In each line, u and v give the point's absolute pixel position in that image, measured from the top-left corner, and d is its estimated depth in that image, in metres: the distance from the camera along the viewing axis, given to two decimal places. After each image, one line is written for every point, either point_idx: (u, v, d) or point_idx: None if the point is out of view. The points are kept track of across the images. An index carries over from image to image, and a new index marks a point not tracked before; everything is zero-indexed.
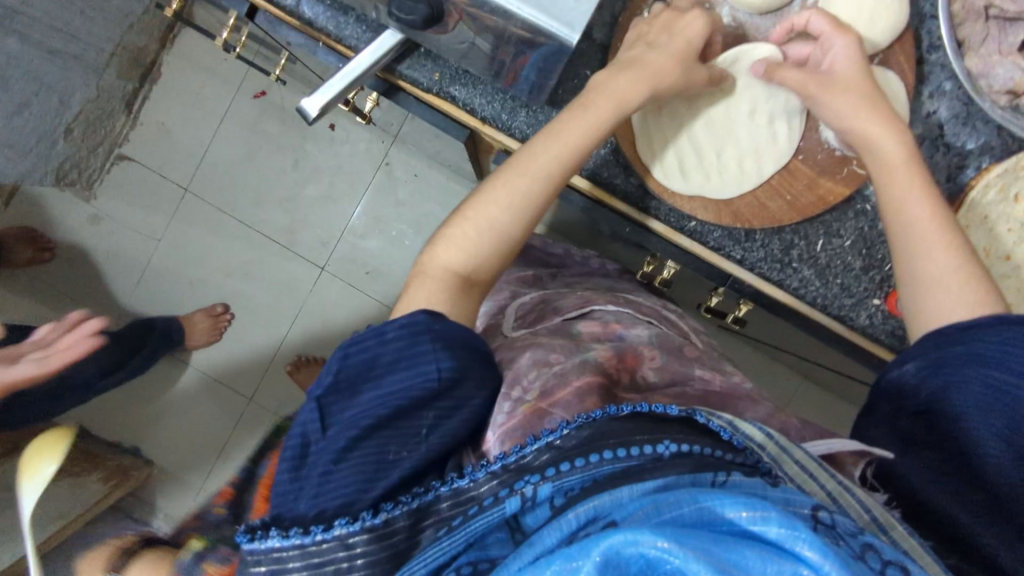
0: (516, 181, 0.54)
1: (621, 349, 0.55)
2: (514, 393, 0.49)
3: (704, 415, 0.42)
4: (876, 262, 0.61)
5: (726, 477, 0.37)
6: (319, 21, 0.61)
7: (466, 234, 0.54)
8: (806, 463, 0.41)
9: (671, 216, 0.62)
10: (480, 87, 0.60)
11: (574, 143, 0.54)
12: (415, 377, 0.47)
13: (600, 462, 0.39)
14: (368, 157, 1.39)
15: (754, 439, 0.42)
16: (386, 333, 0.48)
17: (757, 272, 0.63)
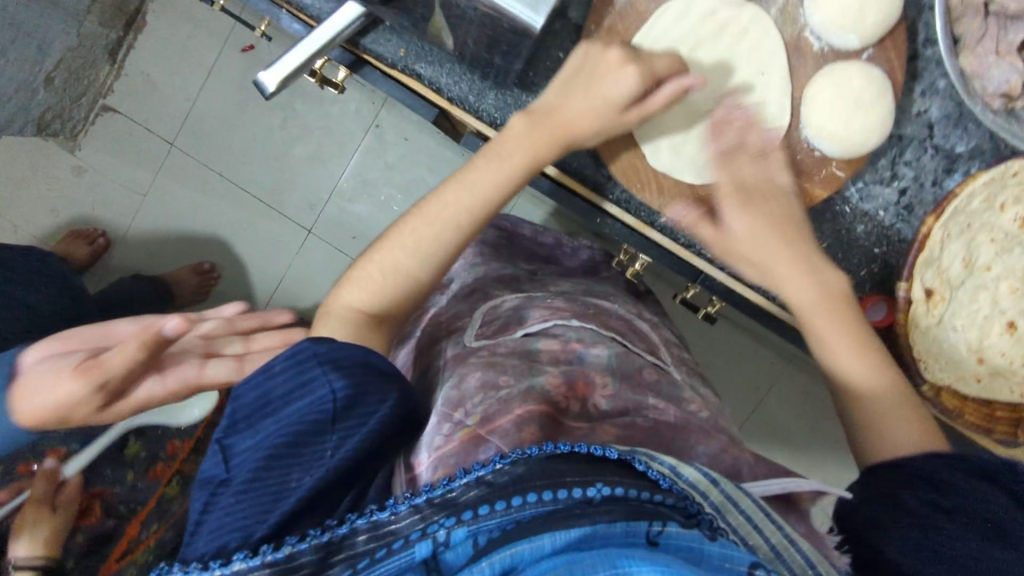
0: (422, 229, 0.54)
1: (572, 376, 0.55)
2: (455, 415, 0.50)
3: (644, 462, 0.43)
4: (851, 270, 0.59)
5: (660, 527, 0.39)
6: None
7: (370, 276, 0.54)
8: (750, 515, 0.43)
9: (642, 210, 0.61)
10: (447, 65, 0.57)
11: (481, 197, 0.54)
12: (310, 402, 0.47)
13: (524, 505, 0.39)
14: (358, 118, 1.35)
15: (697, 487, 0.44)
16: (275, 367, 0.49)
17: (727, 272, 0.61)
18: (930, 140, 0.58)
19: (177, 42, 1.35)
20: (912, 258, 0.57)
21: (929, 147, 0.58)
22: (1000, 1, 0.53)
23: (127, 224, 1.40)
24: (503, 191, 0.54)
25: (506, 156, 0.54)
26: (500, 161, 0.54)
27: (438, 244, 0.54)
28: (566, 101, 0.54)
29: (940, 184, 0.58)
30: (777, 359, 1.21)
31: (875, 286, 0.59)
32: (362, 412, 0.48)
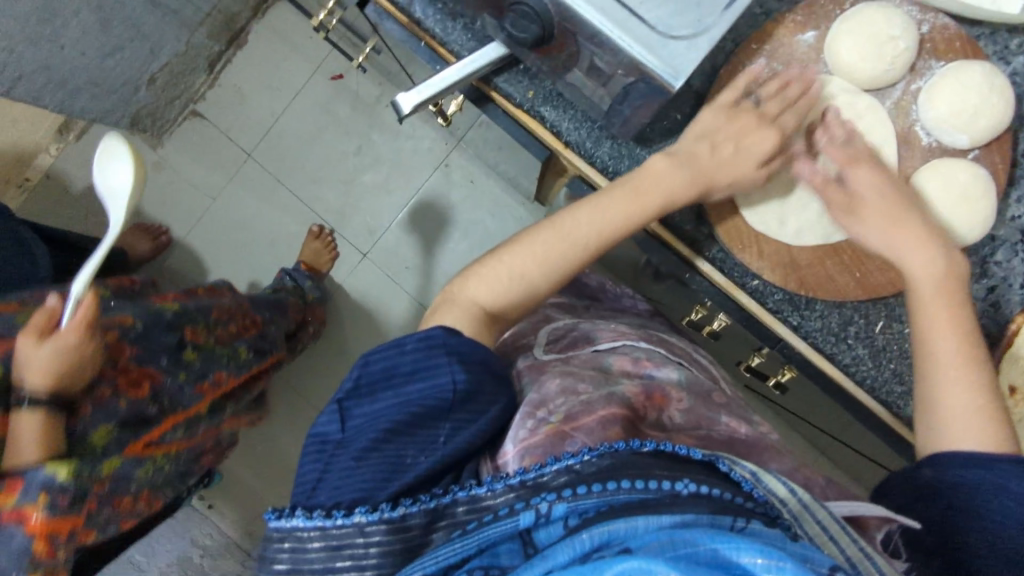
0: (551, 240, 0.58)
1: (649, 387, 0.55)
2: (539, 413, 0.50)
3: (727, 464, 0.43)
4: None
5: (745, 523, 0.37)
6: (428, 22, 0.62)
7: (495, 273, 0.58)
8: (828, 525, 0.40)
9: (734, 271, 0.62)
10: (571, 112, 0.61)
11: (608, 224, 0.57)
12: (433, 381, 0.49)
13: (619, 490, 0.39)
14: (429, 155, 1.41)
15: (776, 493, 0.42)
16: (406, 345, 0.50)
17: (809, 341, 0.62)
18: (1021, 245, 0.60)
19: (272, 62, 1.43)
20: (997, 353, 0.59)
21: (1020, 251, 0.60)
22: None
23: (193, 223, 1.44)
24: (631, 225, 0.57)
25: (640, 189, 0.57)
26: (635, 195, 0.56)
27: (563, 260, 0.58)
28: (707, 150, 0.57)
29: None
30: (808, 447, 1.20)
31: None
32: (478, 407, 0.49)
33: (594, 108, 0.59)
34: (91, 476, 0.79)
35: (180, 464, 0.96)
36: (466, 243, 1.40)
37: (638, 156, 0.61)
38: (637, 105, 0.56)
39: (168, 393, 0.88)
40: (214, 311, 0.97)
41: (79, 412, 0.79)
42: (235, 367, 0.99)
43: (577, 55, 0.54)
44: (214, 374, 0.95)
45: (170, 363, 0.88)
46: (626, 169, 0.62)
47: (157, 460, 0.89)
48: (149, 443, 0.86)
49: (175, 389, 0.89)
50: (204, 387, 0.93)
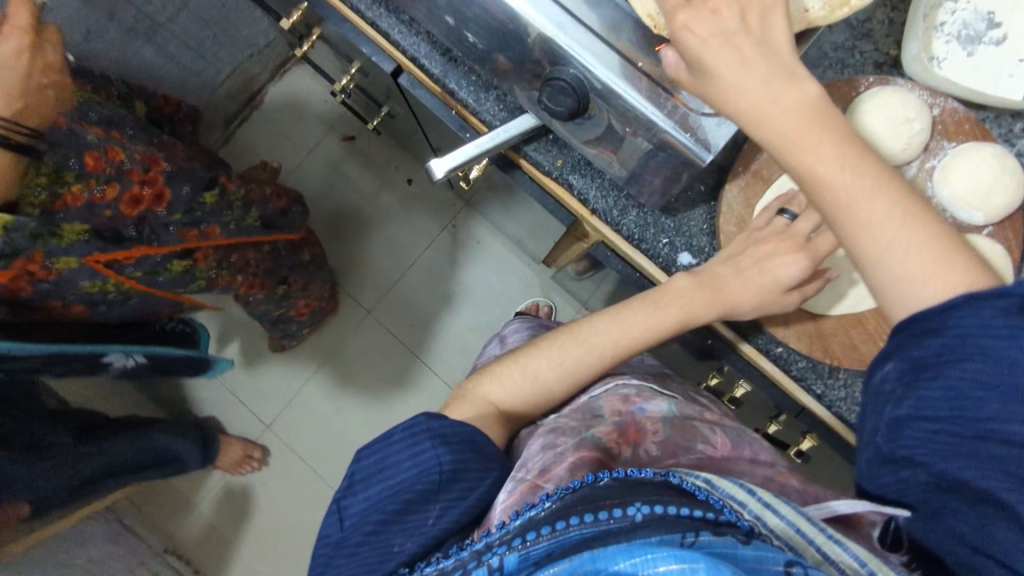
0: (572, 349, 0.60)
1: (622, 424, 0.51)
2: (519, 473, 0.45)
3: (678, 476, 0.38)
4: None
5: (694, 538, 0.32)
6: (461, 93, 0.65)
7: (513, 378, 0.59)
8: (792, 518, 0.36)
9: (759, 338, 0.62)
10: (597, 180, 0.63)
11: (628, 336, 0.60)
12: (417, 464, 0.48)
13: (569, 528, 0.35)
14: (436, 216, 1.43)
15: (733, 496, 0.37)
16: (393, 435, 0.49)
17: (834, 411, 0.62)
18: None
19: (286, 123, 1.46)
20: None
21: None
22: None
23: None
24: (654, 332, 0.60)
25: (661, 305, 0.59)
26: (654, 308, 0.60)
27: (585, 369, 0.59)
28: (729, 273, 0.58)
29: None
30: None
31: None
32: (466, 484, 0.47)
33: (620, 177, 0.61)
34: (44, 255, 0.69)
35: (120, 305, 0.84)
36: (471, 303, 1.41)
37: (662, 224, 0.63)
38: (666, 176, 0.57)
39: (152, 224, 0.78)
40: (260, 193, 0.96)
41: (66, 201, 0.69)
42: (234, 231, 0.89)
43: (606, 123, 0.56)
44: (208, 227, 0.84)
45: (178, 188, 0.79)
46: (651, 237, 0.63)
47: (106, 284, 0.78)
48: (112, 262, 0.75)
49: (161, 222, 0.79)
50: (190, 234, 0.82)
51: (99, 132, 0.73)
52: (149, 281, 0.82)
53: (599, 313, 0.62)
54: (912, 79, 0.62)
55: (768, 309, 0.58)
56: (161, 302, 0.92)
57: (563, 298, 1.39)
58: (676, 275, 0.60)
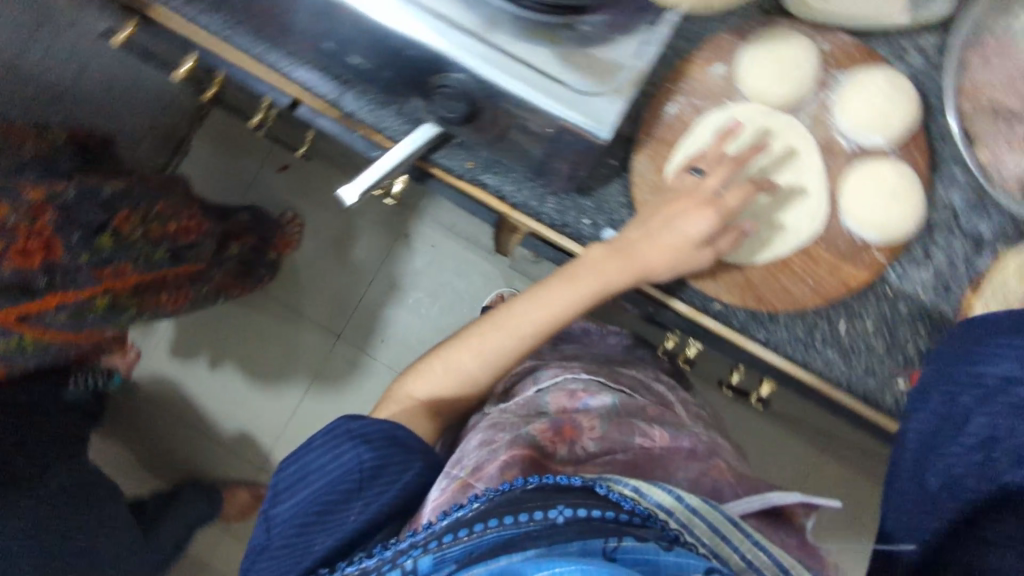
0: (492, 336, 0.63)
1: (558, 421, 0.51)
2: (452, 471, 0.46)
3: (606, 485, 0.40)
4: (899, 344, 0.63)
5: (617, 543, 0.34)
6: (360, 113, 0.65)
7: (437, 372, 0.64)
8: (716, 525, 0.39)
9: (695, 298, 0.64)
10: (511, 175, 0.63)
11: (552, 314, 0.61)
12: (339, 462, 0.51)
13: (485, 530, 0.37)
14: (387, 227, 1.42)
15: (659, 503, 0.39)
16: (313, 441, 0.52)
17: (782, 353, 0.63)
18: (957, 224, 0.62)
19: (216, 164, 1.44)
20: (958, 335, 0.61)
21: (957, 229, 0.62)
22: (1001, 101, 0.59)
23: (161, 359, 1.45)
24: (575, 306, 0.61)
25: (579, 279, 0.60)
26: (573, 283, 0.60)
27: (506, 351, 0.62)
28: (644, 237, 0.58)
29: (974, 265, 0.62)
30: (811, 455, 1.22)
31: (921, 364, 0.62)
32: (389, 481, 0.50)
33: (531, 169, 0.61)
34: None
35: (38, 355, 0.87)
36: (437, 306, 1.40)
37: (581, 206, 0.63)
38: (572, 161, 0.58)
39: (63, 272, 0.78)
40: (156, 207, 0.90)
41: None
42: (145, 266, 0.87)
43: (501, 119, 0.56)
44: (119, 264, 0.83)
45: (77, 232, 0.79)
46: (573, 221, 0.63)
47: (22, 341, 0.82)
48: (26, 315, 0.78)
49: (71, 268, 0.79)
50: (105, 274, 0.82)
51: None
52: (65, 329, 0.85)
53: (517, 297, 0.64)
54: (799, 17, 0.62)
55: (685, 268, 0.59)
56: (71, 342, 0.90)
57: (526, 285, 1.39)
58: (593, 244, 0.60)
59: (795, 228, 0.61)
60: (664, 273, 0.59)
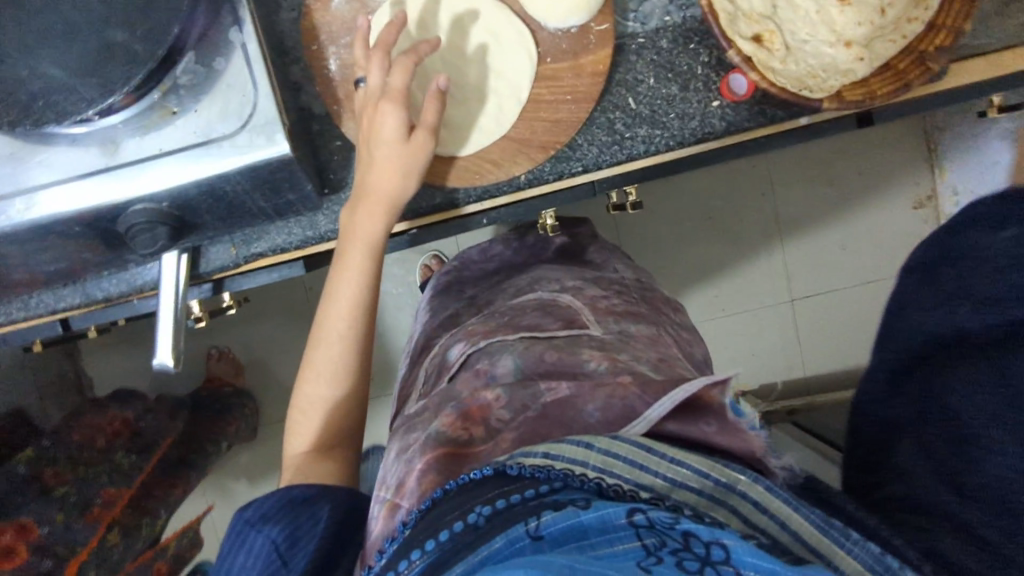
0: (326, 350, 0.54)
1: (462, 404, 0.44)
2: (384, 492, 0.42)
3: (518, 462, 0.34)
4: (685, 73, 0.60)
5: (538, 520, 0.30)
6: (114, 290, 0.61)
7: (299, 421, 0.54)
8: (633, 454, 0.33)
9: (503, 186, 0.62)
10: (272, 229, 0.60)
11: (355, 294, 0.55)
12: (252, 553, 0.41)
13: (413, 564, 0.32)
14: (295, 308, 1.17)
15: (574, 459, 0.33)
16: (219, 554, 0.42)
17: (609, 164, 0.62)
18: None
19: None
20: (719, 28, 0.57)
21: None
22: None
23: None
24: (371, 272, 0.55)
25: (351, 251, 0.55)
26: (348, 256, 0.55)
27: (346, 355, 0.55)
28: (370, 166, 0.54)
29: None
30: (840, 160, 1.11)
31: (718, 74, 0.60)
32: (308, 538, 0.41)
33: (276, 215, 0.58)
34: None
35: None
36: None
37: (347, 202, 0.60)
38: (294, 186, 0.54)
39: (51, 545, 0.77)
40: (75, 438, 0.91)
41: None
42: (123, 477, 0.90)
43: (203, 204, 0.52)
44: (101, 496, 0.85)
45: (39, 513, 0.78)
46: None
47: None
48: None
49: (58, 537, 0.78)
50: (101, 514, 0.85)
51: None
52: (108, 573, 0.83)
53: (324, 295, 0.56)
54: None
55: (415, 165, 0.55)
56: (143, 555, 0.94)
57: None
58: (343, 213, 0.56)
59: (514, 88, 0.59)
60: (418, 172, 0.55)
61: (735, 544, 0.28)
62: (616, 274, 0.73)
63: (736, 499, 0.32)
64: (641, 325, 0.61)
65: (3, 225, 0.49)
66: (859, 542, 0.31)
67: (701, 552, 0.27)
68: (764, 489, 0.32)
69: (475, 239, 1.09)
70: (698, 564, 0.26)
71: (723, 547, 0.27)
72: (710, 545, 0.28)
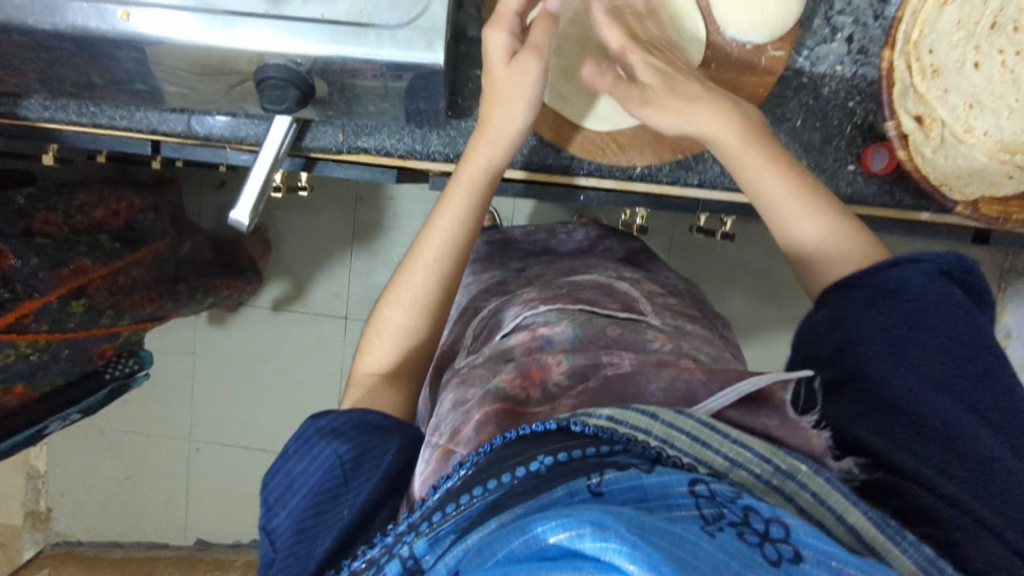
0: (412, 279, 0.53)
1: (523, 366, 0.45)
2: (434, 439, 0.42)
3: (581, 420, 0.35)
4: (834, 128, 0.59)
5: (599, 478, 0.30)
6: (215, 131, 0.62)
7: (374, 339, 0.53)
8: (695, 432, 0.33)
9: (614, 171, 0.61)
10: (384, 129, 0.60)
11: (449, 229, 0.53)
12: (319, 464, 0.42)
13: (473, 500, 0.32)
14: (342, 203, 1.32)
15: (637, 426, 0.34)
16: (287, 450, 0.44)
17: (721, 188, 0.61)
18: None
19: None
20: (889, 96, 0.56)
21: None
22: None
23: (188, 405, 1.44)
24: (471, 210, 0.54)
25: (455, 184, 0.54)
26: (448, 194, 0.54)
27: (431, 289, 0.53)
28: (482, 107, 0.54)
29: (883, 15, 0.57)
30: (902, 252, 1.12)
31: (865, 140, 0.59)
32: (373, 465, 0.42)
33: (395, 118, 0.58)
34: None
35: (54, 365, 0.87)
36: None
37: (465, 129, 0.60)
38: (429, 95, 0.54)
39: (18, 279, 0.78)
40: (80, 200, 0.94)
41: None
42: (104, 257, 0.91)
43: (344, 81, 0.52)
44: (75, 263, 0.86)
45: (21, 247, 0.80)
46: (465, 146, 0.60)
47: (21, 350, 0.80)
48: (13, 326, 0.77)
49: (26, 273, 0.79)
50: (64, 276, 0.83)
51: None
52: (64, 332, 0.84)
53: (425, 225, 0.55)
54: None
55: (519, 90, 0.53)
56: (100, 341, 0.94)
57: None
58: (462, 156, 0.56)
59: None
60: (534, 99, 0.54)
61: (795, 525, 0.27)
62: (671, 283, 0.71)
63: (794, 487, 0.32)
64: (696, 325, 0.58)
65: (151, 34, 0.48)
66: (914, 543, 0.31)
67: (762, 528, 0.27)
68: (824, 481, 0.32)
69: (518, 220, 1.06)
70: (757, 543, 0.26)
71: (783, 526, 0.27)
72: (770, 524, 0.27)
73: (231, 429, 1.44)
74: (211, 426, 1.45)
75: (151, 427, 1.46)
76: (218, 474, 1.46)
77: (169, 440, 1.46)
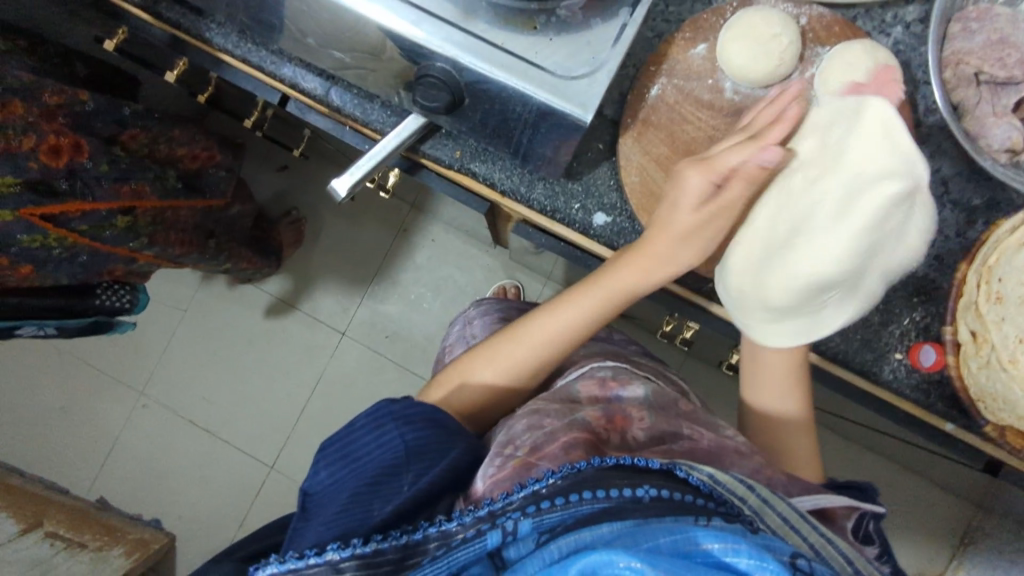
0: (508, 347, 0.59)
1: (608, 410, 0.51)
2: (506, 450, 0.46)
3: (684, 468, 0.40)
4: (893, 315, 0.63)
5: (707, 522, 0.37)
6: (347, 107, 0.66)
7: (454, 380, 0.60)
8: (787, 515, 0.41)
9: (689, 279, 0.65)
10: (499, 162, 0.64)
11: (554, 329, 0.58)
12: (383, 444, 0.45)
13: (581, 501, 0.38)
14: (386, 225, 1.36)
15: (735, 491, 0.41)
16: (355, 423, 0.46)
17: None
18: (947, 196, 0.63)
19: None
20: (953, 303, 0.61)
21: (948, 202, 0.63)
22: (989, 71, 0.58)
23: (155, 359, 1.40)
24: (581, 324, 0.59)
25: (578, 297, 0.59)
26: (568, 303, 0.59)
27: (524, 360, 0.58)
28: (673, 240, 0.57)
29: (963, 235, 0.63)
30: (878, 459, 1.16)
31: (917, 335, 0.63)
32: (432, 460, 0.45)
33: (517, 155, 0.61)
34: None
35: (67, 265, 0.84)
36: (441, 301, 1.35)
37: (571, 191, 0.64)
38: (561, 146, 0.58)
39: (83, 178, 0.79)
40: (173, 134, 0.96)
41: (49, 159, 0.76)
42: (162, 190, 0.90)
43: (487, 103, 0.56)
44: (135, 184, 0.86)
45: (99, 149, 0.81)
46: (563, 206, 0.64)
47: (47, 239, 0.79)
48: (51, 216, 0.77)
49: (93, 176, 0.80)
50: (124, 190, 0.84)
51: (56, 97, 0.78)
52: (96, 239, 0.84)
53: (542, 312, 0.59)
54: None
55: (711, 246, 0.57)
56: (117, 260, 0.91)
57: (527, 275, 1.32)
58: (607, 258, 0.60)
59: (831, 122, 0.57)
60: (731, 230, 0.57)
61: None
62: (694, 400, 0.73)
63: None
64: None
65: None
66: None
67: None
68: None
69: None
70: None
71: None
72: None
73: (185, 398, 1.39)
74: (168, 387, 1.40)
75: (110, 368, 1.41)
76: (153, 441, 1.39)
77: (120, 385, 1.41)
